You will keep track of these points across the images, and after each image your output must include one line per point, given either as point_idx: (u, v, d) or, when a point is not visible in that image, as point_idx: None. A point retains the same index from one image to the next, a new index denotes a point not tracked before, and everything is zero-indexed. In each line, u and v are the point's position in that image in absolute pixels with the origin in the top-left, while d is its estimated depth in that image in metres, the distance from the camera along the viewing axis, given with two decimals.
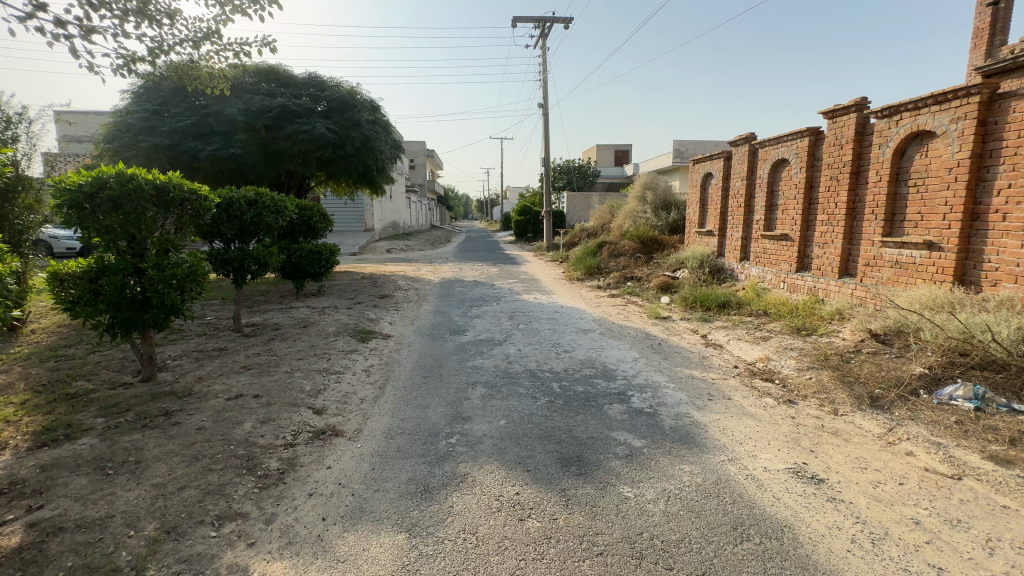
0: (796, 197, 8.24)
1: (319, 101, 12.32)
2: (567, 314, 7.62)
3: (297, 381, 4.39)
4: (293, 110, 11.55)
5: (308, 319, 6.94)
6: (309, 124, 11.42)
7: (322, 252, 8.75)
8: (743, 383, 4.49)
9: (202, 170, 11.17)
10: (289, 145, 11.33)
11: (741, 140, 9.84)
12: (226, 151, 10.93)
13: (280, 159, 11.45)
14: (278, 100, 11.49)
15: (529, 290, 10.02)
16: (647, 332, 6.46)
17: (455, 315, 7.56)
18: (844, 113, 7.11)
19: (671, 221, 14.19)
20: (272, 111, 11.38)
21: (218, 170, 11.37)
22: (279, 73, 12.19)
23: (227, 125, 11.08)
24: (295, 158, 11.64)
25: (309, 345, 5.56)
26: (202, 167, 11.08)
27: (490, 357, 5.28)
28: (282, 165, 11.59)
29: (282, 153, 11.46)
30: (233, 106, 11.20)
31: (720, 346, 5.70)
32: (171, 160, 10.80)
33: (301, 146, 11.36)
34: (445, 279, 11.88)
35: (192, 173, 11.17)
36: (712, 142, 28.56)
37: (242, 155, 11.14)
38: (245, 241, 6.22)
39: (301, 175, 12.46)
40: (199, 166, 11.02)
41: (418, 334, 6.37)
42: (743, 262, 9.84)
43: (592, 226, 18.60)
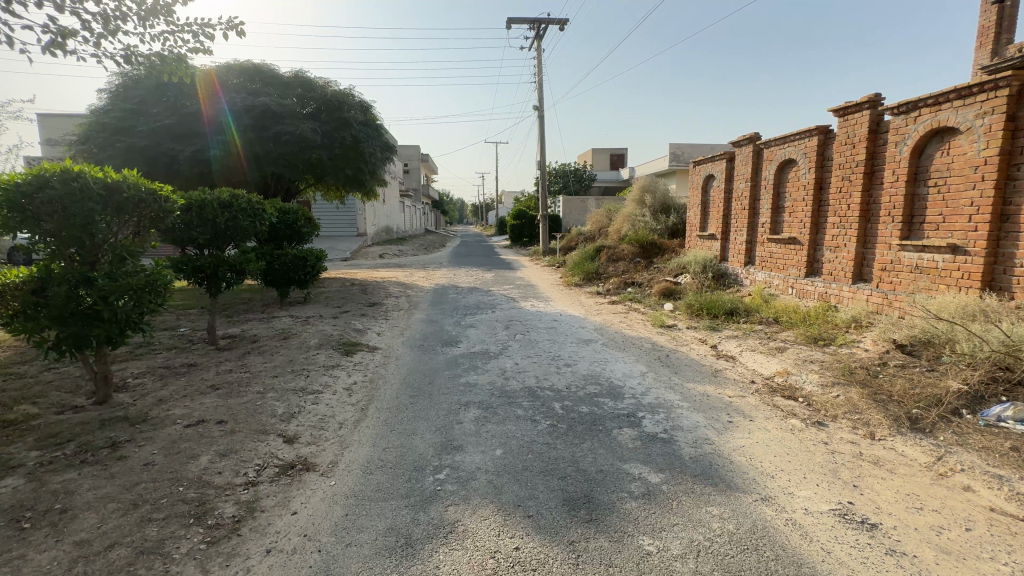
0: (805, 199, 7.88)
1: (306, 102, 11.91)
2: (567, 323, 7.19)
3: (269, 403, 3.93)
4: (279, 111, 11.13)
5: (289, 330, 6.46)
6: (295, 125, 11.10)
7: (308, 258, 8.30)
8: (763, 401, 4.08)
9: (182, 172, 10.70)
10: (275, 148, 11.01)
11: (744, 140, 9.49)
12: (207, 153, 10.48)
13: (265, 162, 11.16)
14: (263, 101, 11.08)
15: (526, 297, 9.60)
16: (653, 343, 6.04)
17: (448, 325, 7.11)
18: (857, 111, 6.77)
19: (670, 225, 13.83)
20: (256, 111, 10.94)
21: (200, 173, 10.92)
22: (264, 72, 11.76)
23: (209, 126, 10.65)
24: (281, 160, 11.19)
25: (287, 360, 5.09)
26: (183, 170, 10.64)
27: (484, 372, 4.83)
28: (267, 168, 11.14)
29: (268, 156, 11.10)
30: (215, 106, 10.76)
31: (733, 358, 5.29)
32: (149, 162, 10.31)
33: (287, 149, 11.06)
34: (438, 285, 11.42)
35: (172, 176, 10.71)
36: (709, 145, 28.34)
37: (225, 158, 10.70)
38: (220, 247, 5.78)
39: (288, 177, 12.01)
40: (180, 169, 10.57)
41: (407, 347, 5.92)
42: (748, 266, 9.48)
43: (589, 230, 18.21)
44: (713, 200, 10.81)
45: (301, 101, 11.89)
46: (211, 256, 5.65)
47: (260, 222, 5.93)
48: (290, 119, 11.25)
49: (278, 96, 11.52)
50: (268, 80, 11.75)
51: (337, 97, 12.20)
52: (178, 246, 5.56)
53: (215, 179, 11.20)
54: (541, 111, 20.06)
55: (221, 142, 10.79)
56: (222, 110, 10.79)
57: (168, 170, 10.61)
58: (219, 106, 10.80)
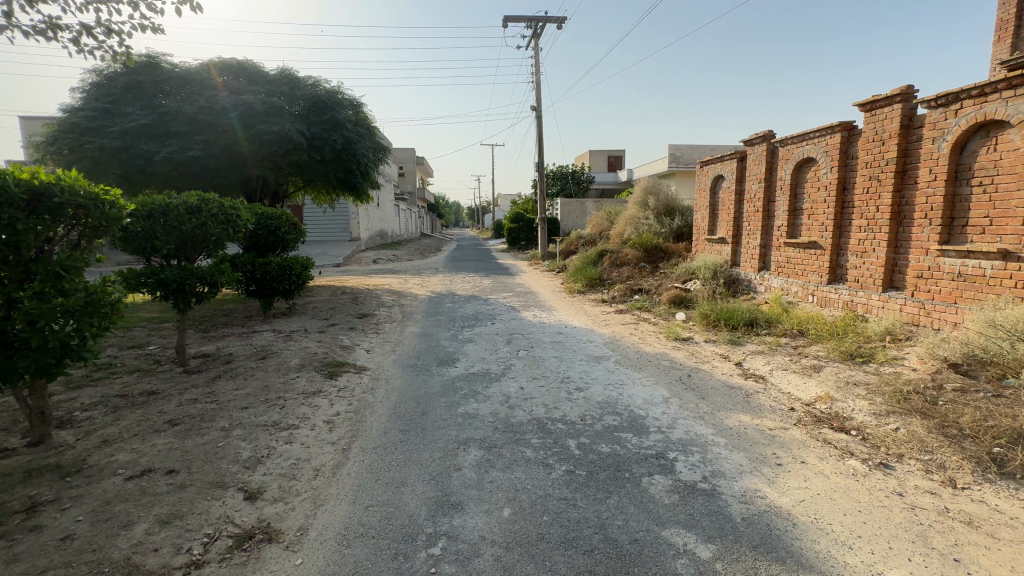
0: (826, 200, 7.36)
1: (292, 101, 11.33)
2: (574, 336, 6.62)
3: (232, 444, 3.33)
4: (263, 110, 10.54)
5: (269, 348, 5.86)
6: (279, 124, 10.54)
7: (293, 266, 7.71)
8: (809, 435, 3.52)
9: (160, 175, 10.08)
10: (258, 149, 10.42)
11: (757, 138, 8.96)
12: (186, 154, 9.87)
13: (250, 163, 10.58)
14: (245, 99, 10.48)
15: (528, 306, 9.03)
16: (671, 360, 5.48)
17: (444, 340, 6.51)
18: (886, 105, 6.26)
19: (675, 228, 13.31)
20: (238, 110, 10.33)
21: (180, 176, 10.33)
22: (249, 69, 11.08)
23: (188, 126, 10.05)
24: (265, 163, 10.59)
25: (261, 386, 4.49)
26: (161, 174, 10.05)
27: (485, 400, 4.24)
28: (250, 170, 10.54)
29: (251, 157, 10.49)
30: (195, 105, 10.16)
31: (764, 378, 4.73)
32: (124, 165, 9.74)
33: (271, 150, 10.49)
34: (434, 293, 10.82)
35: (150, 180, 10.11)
36: (709, 146, 27.87)
37: (205, 160, 10.12)
38: (189, 257, 5.20)
39: (274, 180, 11.41)
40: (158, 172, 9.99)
41: (398, 367, 5.32)
42: (763, 272, 8.94)
43: (589, 233, 17.68)
44: (723, 202, 10.29)
45: (285, 99, 11.28)
46: (180, 267, 5.07)
47: (236, 229, 5.34)
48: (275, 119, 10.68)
49: (262, 94, 10.92)
50: (252, 77, 11.13)
51: (324, 96, 11.61)
52: (141, 256, 4.96)
53: (196, 182, 10.62)
54: (538, 112, 19.53)
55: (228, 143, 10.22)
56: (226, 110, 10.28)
57: (146, 173, 10.01)
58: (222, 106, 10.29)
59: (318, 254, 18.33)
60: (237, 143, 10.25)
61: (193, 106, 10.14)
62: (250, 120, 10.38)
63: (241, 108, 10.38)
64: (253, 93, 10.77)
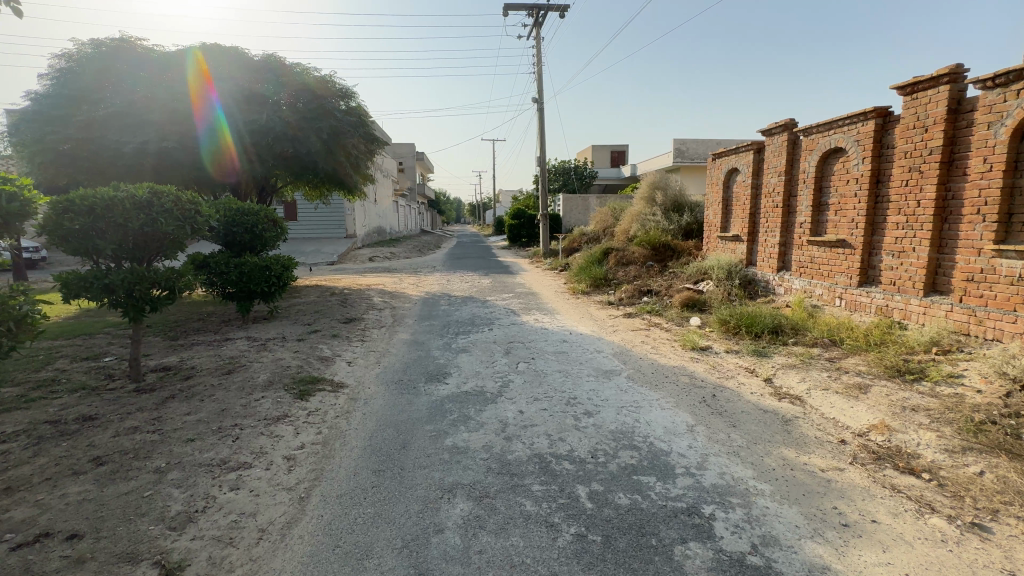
0: (857, 195, 6.68)
1: (276, 91, 10.73)
2: (579, 344, 5.97)
3: (160, 495, 2.69)
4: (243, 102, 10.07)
5: (238, 360, 5.21)
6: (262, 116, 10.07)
7: (272, 266, 7.08)
8: (874, 481, 2.86)
9: (131, 168, 9.48)
10: (242, 149, 10.12)
11: (777, 127, 8.26)
12: (155, 145, 9.20)
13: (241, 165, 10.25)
14: (228, 93, 9.94)
15: (528, 309, 8.38)
16: (691, 376, 4.83)
17: (435, 350, 5.86)
18: (930, 87, 5.58)
19: (684, 224, 12.65)
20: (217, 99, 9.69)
21: (160, 169, 9.73)
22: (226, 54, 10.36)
23: (164, 116, 9.41)
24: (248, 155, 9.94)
25: (217, 411, 3.85)
26: (138, 167, 9.42)
27: (479, 428, 3.59)
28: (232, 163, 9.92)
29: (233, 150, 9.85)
30: (168, 91, 9.51)
31: (801, 401, 4.08)
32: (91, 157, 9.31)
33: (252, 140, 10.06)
34: (428, 295, 10.17)
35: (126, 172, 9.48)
36: (714, 141, 27.13)
37: (187, 155, 9.57)
38: (141, 259, 4.55)
39: (259, 175, 10.78)
40: (134, 165, 9.37)
41: (380, 384, 4.67)
42: (782, 272, 8.29)
43: (592, 230, 17.03)
44: (738, 197, 9.61)
45: (270, 90, 10.67)
46: (130, 270, 4.43)
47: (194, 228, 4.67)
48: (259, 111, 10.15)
49: (247, 87, 10.33)
50: (239, 66, 10.46)
51: (311, 84, 11.03)
52: (86, 258, 4.34)
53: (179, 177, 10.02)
54: (540, 104, 18.83)
55: (213, 143, 9.90)
56: (214, 108, 9.81)
57: (117, 166, 9.44)
58: (209, 103, 9.76)
59: (311, 252, 17.71)
60: (223, 144, 10.01)
61: (170, 94, 9.51)
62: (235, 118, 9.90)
63: (230, 108, 9.95)
64: (238, 86, 10.17)
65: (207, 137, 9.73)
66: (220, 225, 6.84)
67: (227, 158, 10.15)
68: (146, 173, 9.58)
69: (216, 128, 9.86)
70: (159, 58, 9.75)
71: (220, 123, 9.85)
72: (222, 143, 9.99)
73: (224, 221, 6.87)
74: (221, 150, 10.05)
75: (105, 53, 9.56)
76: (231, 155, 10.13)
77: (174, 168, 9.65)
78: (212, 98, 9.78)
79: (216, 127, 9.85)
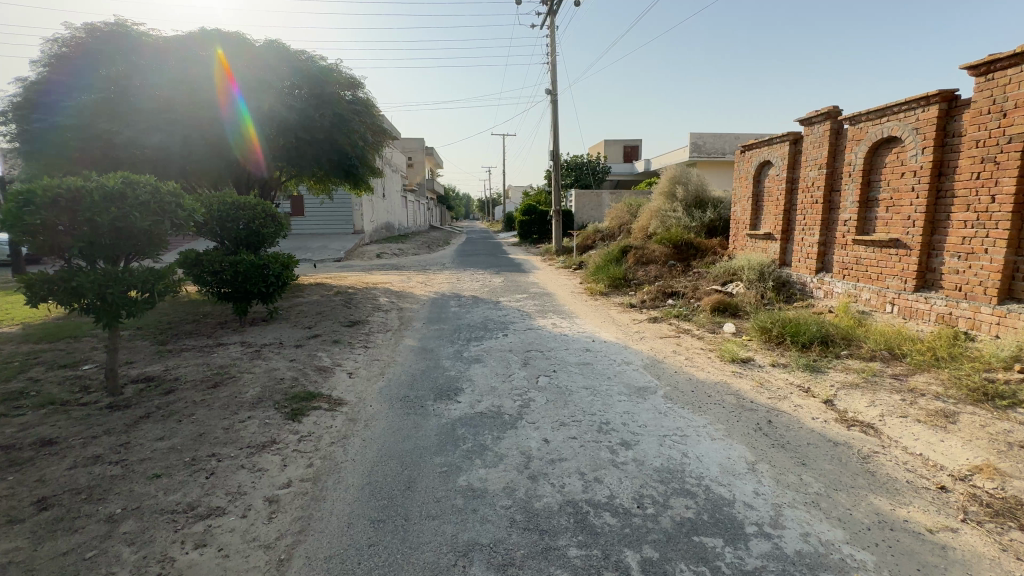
0: (914, 189, 6.01)
1: (287, 77, 10.39)
2: (604, 354, 5.38)
3: (105, 558, 2.15)
4: (261, 91, 9.66)
5: (227, 370, 4.69)
6: (267, 105, 9.71)
7: (270, 265, 6.59)
8: (1008, 551, 2.24)
9: (126, 159, 9.11)
10: (266, 141, 10.00)
11: (819, 115, 7.56)
12: (149, 138, 8.86)
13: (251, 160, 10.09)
14: (250, 85, 9.62)
15: (544, 311, 7.80)
16: (737, 395, 4.22)
17: (445, 360, 5.30)
18: (1010, 65, 4.89)
19: (707, 221, 11.97)
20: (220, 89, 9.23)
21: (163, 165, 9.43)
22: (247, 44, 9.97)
23: (183, 108, 9.10)
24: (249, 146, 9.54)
25: (193, 436, 3.32)
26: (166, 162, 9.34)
27: (498, 462, 3.03)
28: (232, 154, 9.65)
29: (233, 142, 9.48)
30: (161, 78, 9.02)
31: (877, 431, 3.46)
32: (82, 148, 8.92)
33: (268, 129, 9.85)
34: (438, 295, 9.62)
35: (151, 167, 9.34)
36: (732, 135, 26.24)
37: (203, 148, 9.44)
38: (116, 260, 4.06)
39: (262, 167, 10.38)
40: (162, 159, 9.27)
41: (384, 401, 4.13)
42: (821, 273, 7.63)
43: (608, 227, 16.39)
44: (771, 192, 8.93)
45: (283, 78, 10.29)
46: (100, 272, 3.90)
47: (173, 222, 4.14)
48: (268, 99, 9.79)
49: (264, 74, 9.97)
50: (254, 49, 9.99)
51: (319, 73, 10.67)
52: (54, 257, 3.85)
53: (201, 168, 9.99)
54: (553, 95, 18.18)
55: (238, 136, 9.70)
56: (236, 101, 9.55)
57: (112, 160, 9.12)
58: (233, 97, 9.50)
59: (318, 248, 17.26)
60: (247, 139, 9.80)
61: (182, 82, 9.08)
62: (255, 108, 9.58)
63: (252, 102, 9.60)
64: (256, 73, 9.84)
65: (231, 131, 9.55)
66: (212, 223, 6.31)
67: (252, 152, 10.01)
68: (172, 166, 9.48)
69: (240, 121, 9.66)
70: (169, 46, 9.31)
71: (244, 116, 9.64)
72: (246, 137, 9.81)
73: (217, 218, 6.34)
74: (246, 144, 9.84)
75: (103, 39, 9.00)
76: (256, 149, 10.01)
77: (199, 161, 9.55)
78: (234, 90, 9.51)
79: (241, 122, 9.67)
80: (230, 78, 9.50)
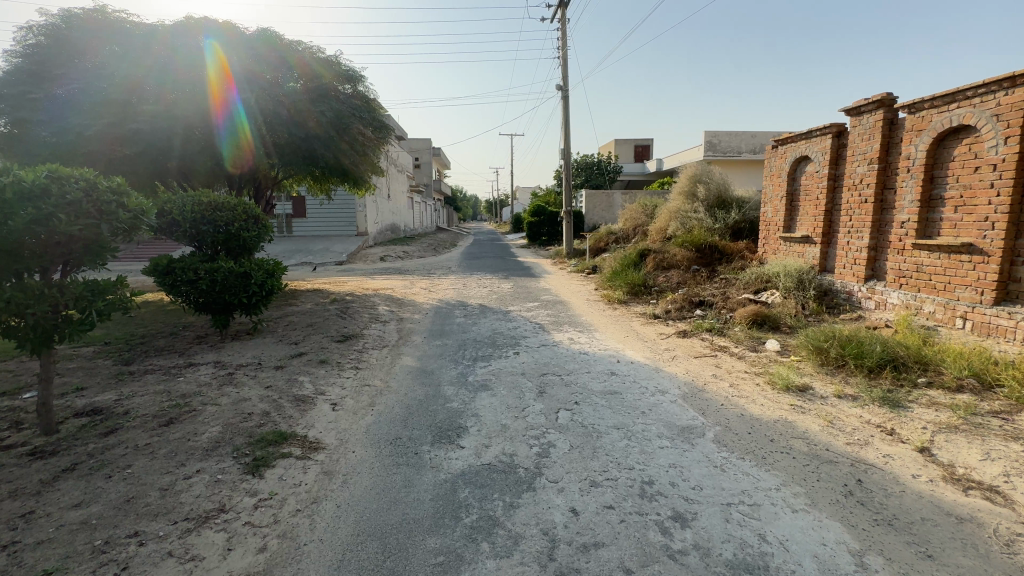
0: (994, 186, 5.17)
1: (281, 75, 9.77)
2: (633, 380, 4.57)
3: None
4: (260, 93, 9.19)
5: (188, 402, 3.95)
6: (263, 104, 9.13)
7: (253, 272, 5.87)
8: None
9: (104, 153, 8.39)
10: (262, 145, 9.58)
11: (868, 105, 6.72)
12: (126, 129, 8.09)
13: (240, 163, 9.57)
14: (249, 88, 9.08)
15: (559, 324, 7.01)
16: (807, 440, 3.39)
17: (447, 386, 4.52)
18: None
19: (731, 222, 11.12)
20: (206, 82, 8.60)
21: (147, 160, 8.68)
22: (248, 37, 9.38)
23: (180, 103, 8.51)
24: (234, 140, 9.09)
25: (117, 502, 2.57)
26: (163, 157, 8.74)
27: (511, 550, 2.25)
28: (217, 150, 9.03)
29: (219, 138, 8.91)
30: (143, 67, 8.35)
31: (1010, 500, 2.63)
32: (56, 145, 8.17)
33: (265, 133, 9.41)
34: (441, 303, 8.88)
35: (146, 163, 8.72)
36: (749, 133, 25.32)
37: (188, 140, 8.68)
38: (46, 274, 3.31)
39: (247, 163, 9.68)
40: (156, 154, 8.61)
41: (370, 444, 3.36)
42: (871, 281, 6.77)
43: (621, 229, 15.59)
44: (809, 191, 8.09)
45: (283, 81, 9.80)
46: (19, 288, 3.14)
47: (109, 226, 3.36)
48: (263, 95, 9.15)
49: (264, 75, 9.44)
50: (250, 44, 9.32)
51: (318, 71, 10.05)
52: None
53: (189, 168, 9.23)
54: (565, 91, 17.43)
55: (232, 139, 9.20)
56: (233, 105, 8.95)
57: (88, 156, 8.32)
58: (230, 100, 8.90)
59: (320, 251, 16.62)
60: (242, 142, 9.31)
61: (181, 74, 8.52)
62: (255, 114, 9.10)
63: (252, 107, 9.04)
64: (255, 72, 9.29)
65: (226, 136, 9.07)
66: (186, 225, 5.57)
67: (244, 157, 9.56)
68: (168, 161, 8.83)
69: (236, 126, 9.15)
70: (159, 36, 8.59)
71: (241, 121, 9.12)
72: (240, 140, 9.30)
73: (191, 220, 5.60)
74: (240, 146, 9.38)
75: (85, 27, 8.41)
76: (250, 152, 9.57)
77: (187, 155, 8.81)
78: (233, 94, 8.91)
79: (235, 125, 9.12)
80: (228, 79, 8.86)
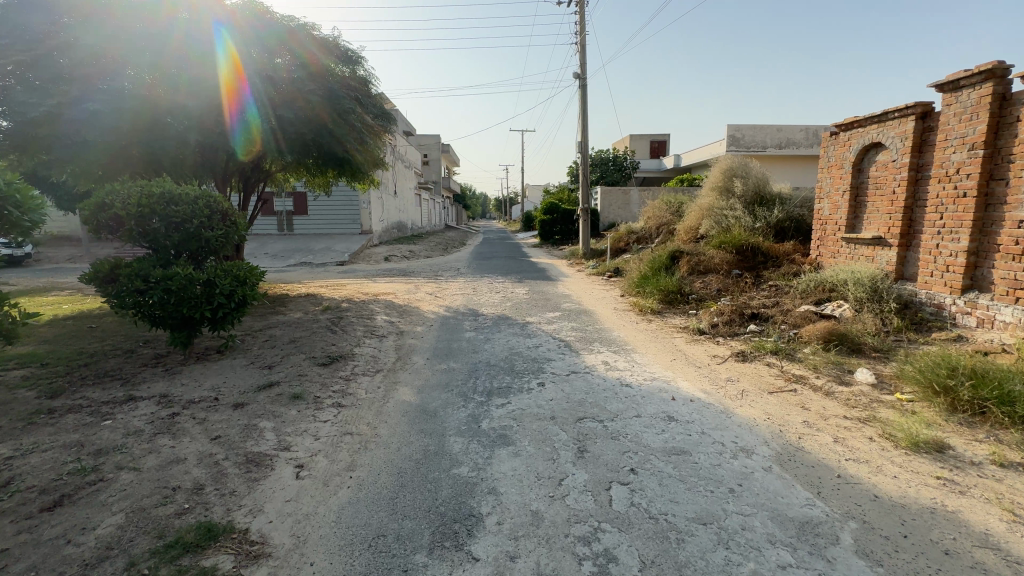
0: None
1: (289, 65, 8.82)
2: (700, 432, 3.41)
3: None
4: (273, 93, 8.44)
5: (99, 466, 2.87)
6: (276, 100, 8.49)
7: (216, 279, 4.77)
8: None
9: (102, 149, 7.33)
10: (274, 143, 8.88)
11: (967, 80, 5.54)
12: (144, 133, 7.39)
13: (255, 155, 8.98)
14: (262, 84, 8.32)
15: (589, 342, 5.86)
16: (1001, 553, 2.20)
17: (452, 437, 3.37)
18: None
19: (773, 221, 9.88)
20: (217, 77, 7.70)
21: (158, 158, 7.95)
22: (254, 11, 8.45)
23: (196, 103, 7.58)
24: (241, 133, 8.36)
25: None
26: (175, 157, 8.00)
27: None
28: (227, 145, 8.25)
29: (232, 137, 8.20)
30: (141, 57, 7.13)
31: None
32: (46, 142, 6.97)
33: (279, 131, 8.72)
34: (449, 312, 7.78)
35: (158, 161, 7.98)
36: (774, 127, 24.06)
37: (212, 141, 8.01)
38: None
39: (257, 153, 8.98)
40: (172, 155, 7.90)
41: (338, 552, 2.24)
42: (970, 292, 5.55)
43: (643, 228, 14.40)
44: (882, 185, 6.85)
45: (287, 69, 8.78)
46: None
47: None
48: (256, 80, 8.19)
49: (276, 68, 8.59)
50: (262, 41, 8.34)
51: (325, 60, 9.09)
52: None
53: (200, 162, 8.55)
54: (582, 80, 16.25)
55: (246, 138, 8.51)
56: (245, 103, 8.25)
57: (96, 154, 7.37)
58: (241, 98, 8.17)
59: (320, 250, 15.58)
60: (256, 139, 8.64)
61: (192, 73, 7.52)
62: (269, 113, 8.45)
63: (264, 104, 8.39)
64: (268, 71, 8.39)
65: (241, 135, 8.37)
66: (131, 222, 4.56)
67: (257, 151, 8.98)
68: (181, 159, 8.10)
69: (251, 124, 8.42)
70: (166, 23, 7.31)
71: (254, 119, 8.43)
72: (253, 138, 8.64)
73: (137, 217, 4.59)
74: (253, 144, 8.72)
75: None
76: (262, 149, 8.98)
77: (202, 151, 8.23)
78: (245, 92, 8.17)
79: (248, 123, 8.42)
80: (240, 77, 8.07)
